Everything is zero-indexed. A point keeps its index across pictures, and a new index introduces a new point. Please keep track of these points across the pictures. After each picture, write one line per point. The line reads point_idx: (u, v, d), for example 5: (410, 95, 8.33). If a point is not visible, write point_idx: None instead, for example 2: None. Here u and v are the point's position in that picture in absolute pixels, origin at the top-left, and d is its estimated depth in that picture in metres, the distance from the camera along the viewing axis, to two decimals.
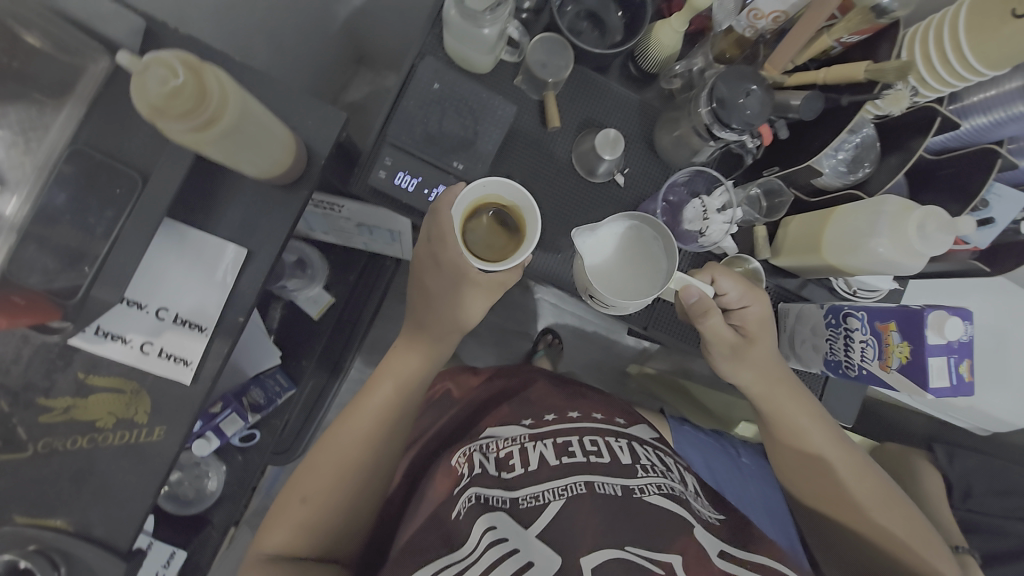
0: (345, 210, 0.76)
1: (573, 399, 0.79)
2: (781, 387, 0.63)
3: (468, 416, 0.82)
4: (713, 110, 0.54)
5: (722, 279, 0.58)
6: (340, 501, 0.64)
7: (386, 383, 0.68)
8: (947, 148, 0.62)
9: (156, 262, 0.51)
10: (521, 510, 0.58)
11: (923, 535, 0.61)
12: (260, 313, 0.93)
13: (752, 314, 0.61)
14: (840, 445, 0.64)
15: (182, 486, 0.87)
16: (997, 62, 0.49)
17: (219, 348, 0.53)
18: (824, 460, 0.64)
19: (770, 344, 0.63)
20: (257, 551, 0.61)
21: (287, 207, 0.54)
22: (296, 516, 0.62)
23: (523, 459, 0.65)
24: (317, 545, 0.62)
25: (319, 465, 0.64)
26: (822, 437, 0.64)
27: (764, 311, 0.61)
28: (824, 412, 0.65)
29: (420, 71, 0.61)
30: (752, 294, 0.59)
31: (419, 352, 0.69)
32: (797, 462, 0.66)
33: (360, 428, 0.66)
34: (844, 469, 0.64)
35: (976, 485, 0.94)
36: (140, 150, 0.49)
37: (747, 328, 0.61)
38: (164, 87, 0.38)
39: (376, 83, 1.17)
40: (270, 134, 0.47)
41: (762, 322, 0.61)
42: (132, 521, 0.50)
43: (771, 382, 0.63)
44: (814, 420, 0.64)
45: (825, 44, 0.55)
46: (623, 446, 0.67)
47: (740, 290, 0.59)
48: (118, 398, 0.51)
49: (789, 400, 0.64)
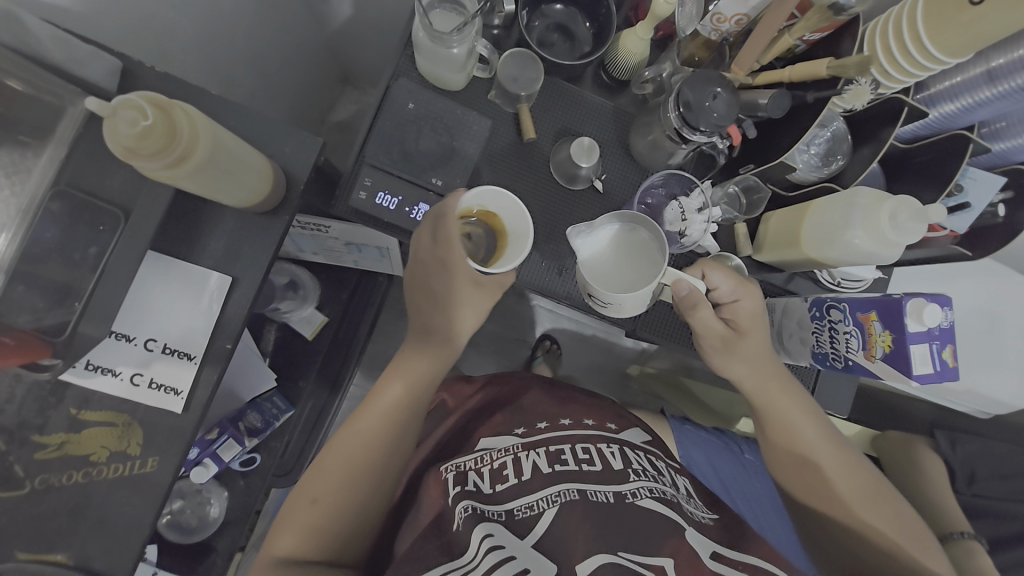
0: (332, 230, 0.77)
1: (564, 404, 0.79)
2: (772, 381, 0.63)
3: (462, 425, 0.82)
4: (681, 114, 0.55)
5: (711, 274, 0.59)
6: (349, 504, 0.64)
7: (395, 385, 0.68)
8: (918, 136, 0.63)
9: (142, 295, 0.52)
10: (516, 521, 0.59)
11: (912, 535, 0.61)
12: (254, 336, 0.94)
13: (743, 308, 0.60)
14: (831, 441, 0.64)
15: (184, 514, 0.88)
16: (956, 52, 0.50)
17: (209, 375, 0.54)
18: (815, 457, 0.63)
19: (762, 338, 0.62)
20: (268, 555, 0.61)
21: (269, 234, 0.55)
22: (305, 516, 0.62)
23: (516, 469, 0.65)
24: (325, 547, 0.62)
25: (328, 466, 0.64)
26: (813, 434, 0.63)
27: (756, 304, 0.60)
28: (813, 406, 0.65)
29: (395, 92, 0.62)
30: (742, 289, 0.60)
31: (427, 356, 0.68)
32: (789, 459, 0.65)
33: (370, 428, 0.66)
34: (834, 466, 0.63)
35: (980, 469, 0.93)
36: (121, 186, 0.50)
37: (739, 322, 0.61)
38: (135, 127, 0.39)
39: (361, 102, 1.19)
40: (245, 164, 0.48)
41: (754, 317, 0.61)
42: (130, 552, 0.51)
43: (760, 374, 0.62)
44: (802, 413, 0.63)
45: (787, 43, 0.56)
46: (614, 452, 0.67)
47: (729, 285, 0.60)
48: (111, 431, 0.51)
49: (780, 393, 0.63)
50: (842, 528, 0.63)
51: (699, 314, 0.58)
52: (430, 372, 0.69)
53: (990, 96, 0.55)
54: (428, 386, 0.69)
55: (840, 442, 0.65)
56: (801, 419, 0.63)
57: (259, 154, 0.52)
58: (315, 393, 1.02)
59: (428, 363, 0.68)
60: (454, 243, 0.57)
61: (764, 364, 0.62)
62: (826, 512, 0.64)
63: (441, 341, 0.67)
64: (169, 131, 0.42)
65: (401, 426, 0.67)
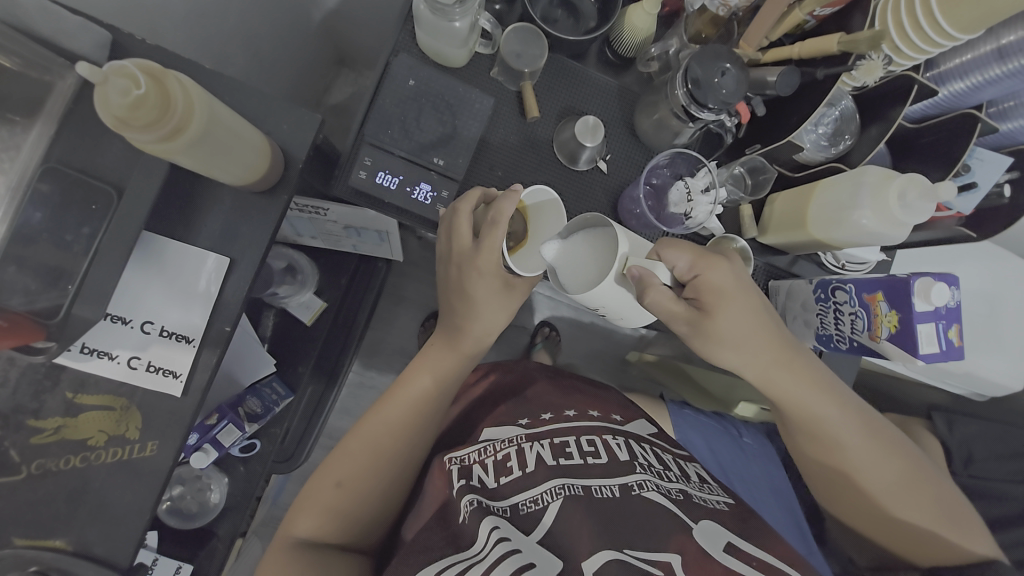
0: (331, 213, 0.75)
1: (571, 395, 0.80)
2: (786, 368, 0.56)
3: (467, 413, 0.82)
4: (689, 91, 0.54)
5: (666, 253, 0.53)
6: (370, 490, 0.67)
7: (423, 378, 0.71)
8: (926, 116, 0.62)
9: (139, 276, 0.50)
10: (520, 516, 0.58)
11: (948, 516, 0.58)
12: (252, 322, 0.93)
13: (708, 282, 0.52)
14: (865, 429, 0.58)
15: (184, 500, 0.87)
16: (969, 27, 0.49)
17: (208, 358, 0.53)
18: (838, 442, 0.58)
19: (735, 317, 0.52)
20: (288, 536, 0.64)
21: (267, 214, 0.54)
22: (328, 499, 0.65)
23: (520, 461, 0.65)
24: (345, 530, 0.65)
25: (353, 451, 0.68)
26: (842, 422, 0.57)
27: (721, 277, 0.52)
28: (834, 385, 0.59)
29: (395, 68, 0.60)
30: (701, 262, 0.52)
31: (454, 352, 0.72)
32: (817, 449, 0.60)
33: (395, 417, 0.69)
34: (861, 449, 0.58)
35: (978, 450, 0.94)
36: (113, 164, 0.48)
37: (704, 300, 0.52)
38: (128, 97, 0.38)
39: (358, 84, 1.16)
40: (242, 140, 0.47)
41: (721, 292, 0.52)
42: (132, 537, 0.50)
43: (769, 363, 0.55)
44: (822, 399, 0.57)
45: (798, 18, 0.55)
46: (620, 444, 0.67)
47: (688, 260, 0.53)
48: (108, 415, 0.50)
49: (795, 381, 0.56)
50: (866, 510, 0.60)
51: (651, 295, 0.50)
52: (455, 368, 0.73)
53: (1001, 73, 0.54)
54: (453, 378, 0.73)
55: (869, 417, 0.59)
56: (820, 405, 0.57)
57: (255, 129, 0.50)
58: (314, 380, 1.01)
59: (453, 360, 0.72)
60: (496, 250, 0.59)
61: (775, 350, 0.55)
62: (850, 495, 0.60)
63: (463, 337, 0.71)
64: (162, 101, 0.41)
65: (424, 416, 0.71)
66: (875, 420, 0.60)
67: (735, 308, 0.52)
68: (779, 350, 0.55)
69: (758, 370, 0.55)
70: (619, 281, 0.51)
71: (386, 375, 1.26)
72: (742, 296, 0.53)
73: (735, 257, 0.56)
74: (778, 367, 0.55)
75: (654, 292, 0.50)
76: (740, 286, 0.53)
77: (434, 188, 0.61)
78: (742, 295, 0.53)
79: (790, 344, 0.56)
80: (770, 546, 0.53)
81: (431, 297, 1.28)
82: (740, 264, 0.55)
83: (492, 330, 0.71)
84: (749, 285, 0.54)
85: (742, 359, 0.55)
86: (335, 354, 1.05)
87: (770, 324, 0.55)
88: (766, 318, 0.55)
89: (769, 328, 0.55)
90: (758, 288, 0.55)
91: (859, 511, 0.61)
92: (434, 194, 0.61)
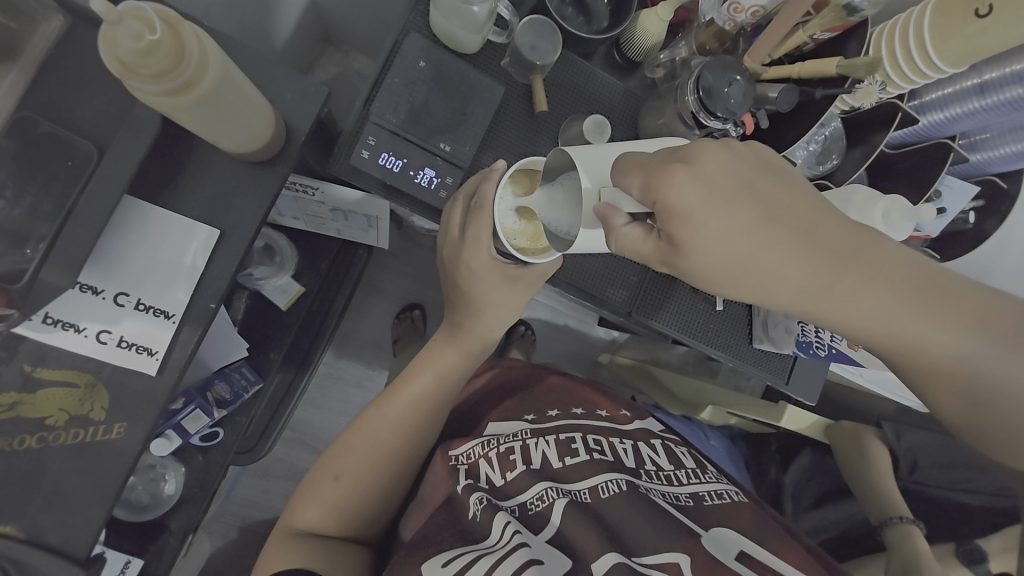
0: (319, 193, 0.72)
1: (580, 391, 0.79)
2: (838, 287, 0.43)
3: (471, 407, 0.80)
4: (700, 99, 0.55)
5: (619, 181, 0.44)
6: (370, 487, 0.66)
7: (425, 374, 0.70)
8: (905, 143, 0.67)
9: (115, 244, 0.46)
10: (529, 516, 0.59)
11: None
12: (224, 303, 0.88)
13: (674, 195, 0.41)
14: (963, 328, 0.45)
15: (133, 491, 0.80)
16: (957, 61, 0.53)
17: (188, 336, 0.49)
18: (931, 356, 0.46)
19: (724, 235, 0.42)
20: (289, 526, 0.64)
21: (262, 186, 0.51)
22: (329, 494, 0.65)
23: (524, 456, 0.64)
24: (345, 523, 0.65)
25: (353, 446, 0.67)
26: (928, 334, 0.45)
27: (682, 186, 0.41)
28: (920, 295, 0.44)
29: (406, 48, 0.59)
30: (654, 180, 0.41)
31: (459, 348, 0.71)
32: (907, 369, 0.48)
33: (396, 416, 0.68)
34: (973, 354, 0.45)
35: (922, 457, 0.96)
36: (96, 120, 0.44)
37: (667, 227, 0.43)
38: (140, 42, 0.35)
39: (344, 64, 1.12)
40: (249, 104, 0.44)
41: (688, 203, 0.41)
42: (92, 526, 0.46)
43: (805, 286, 0.43)
44: (895, 314, 0.44)
45: (800, 39, 0.57)
46: (626, 448, 0.68)
47: (638, 182, 0.42)
48: (71, 393, 0.46)
49: (852, 302, 0.43)
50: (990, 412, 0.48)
51: (615, 238, 0.46)
52: (459, 365, 0.71)
53: (977, 107, 0.60)
54: (456, 376, 0.71)
55: (969, 305, 0.45)
56: (889, 325, 0.44)
57: (260, 95, 0.47)
58: (284, 367, 0.96)
59: (458, 358, 0.71)
60: (481, 243, 0.60)
61: (819, 267, 0.42)
62: (964, 406, 0.48)
63: (466, 334, 0.70)
64: (176, 51, 0.38)
65: (426, 413, 0.69)
66: (977, 303, 0.45)
67: (716, 227, 0.41)
68: (823, 262, 0.42)
69: (796, 298, 0.44)
70: (589, 225, 0.47)
71: (355, 365, 1.23)
72: (723, 205, 0.41)
73: (704, 153, 0.42)
74: (826, 289, 0.43)
75: (617, 233, 0.45)
76: (712, 196, 0.41)
77: (439, 174, 0.61)
78: (725, 201, 0.41)
79: (831, 253, 0.42)
80: (780, 552, 0.55)
81: (407, 289, 1.25)
82: (716, 165, 0.42)
83: (502, 323, 0.70)
84: (732, 188, 0.42)
85: (777, 290, 0.44)
86: (308, 343, 1.01)
87: (787, 233, 0.42)
88: (775, 226, 0.42)
89: (792, 235, 0.42)
90: (748, 189, 0.42)
91: (987, 427, 0.49)
92: (438, 179, 0.61)
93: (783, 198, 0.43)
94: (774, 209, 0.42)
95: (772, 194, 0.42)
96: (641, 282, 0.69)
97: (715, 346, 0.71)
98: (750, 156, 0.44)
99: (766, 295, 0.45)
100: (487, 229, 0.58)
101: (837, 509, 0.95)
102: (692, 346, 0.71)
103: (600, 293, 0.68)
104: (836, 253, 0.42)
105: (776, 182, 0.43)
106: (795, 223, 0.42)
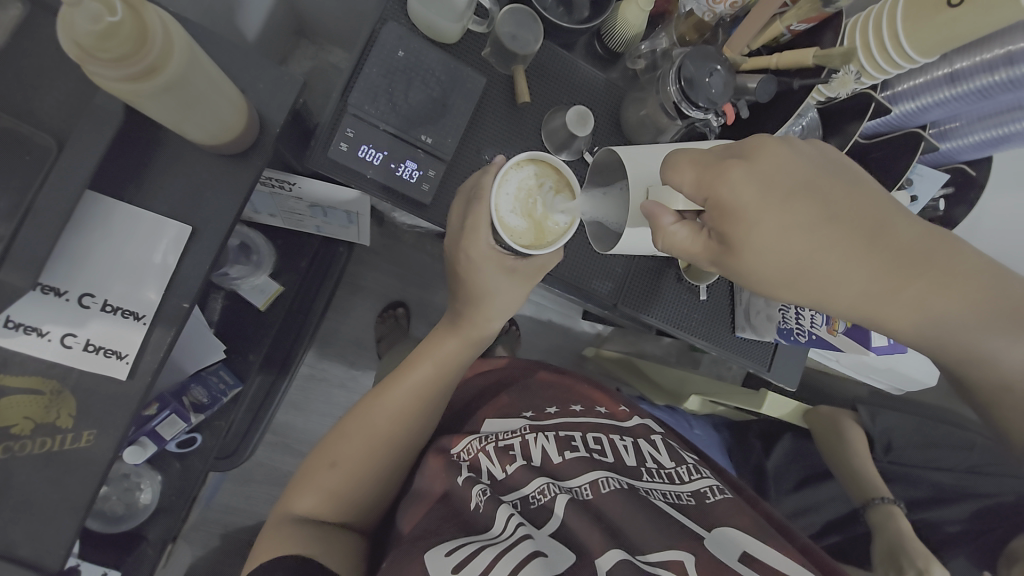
0: (296, 189, 0.70)
1: (577, 388, 0.79)
2: (892, 291, 0.44)
3: (466, 403, 0.79)
4: (681, 88, 0.55)
5: (669, 178, 0.46)
6: (368, 475, 0.65)
7: (423, 364, 0.69)
8: (879, 133, 0.68)
9: (78, 240, 0.44)
10: (532, 509, 0.59)
11: None
12: (198, 305, 0.85)
13: (728, 194, 0.43)
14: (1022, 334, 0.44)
15: (109, 501, 0.78)
16: (930, 51, 0.54)
17: (160, 338, 0.47)
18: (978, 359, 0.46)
19: (777, 236, 0.43)
20: (285, 513, 0.63)
21: (236, 180, 0.49)
22: (326, 481, 0.64)
23: (524, 451, 0.64)
24: (342, 511, 0.64)
25: (350, 433, 0.66)
26: (978, 339, 0.45)
27: (736, 186, 0.43)
28: (976, 299, 0.44)
29: (384, 37, 0.58)
30: (707, 176, 0.44)
31: (457, 338, 0.70)
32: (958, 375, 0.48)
33: (394, 403, 0.66)
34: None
35: (897, 438, 0.98)
36: (55, 112, 0.42)
37: (719, 226, 0.45)
38: (99, 24, 0.33)
39: (319, 57, 1.09)
40: (218, 91, 0.43)
41: (741, 203, 0.43)
42: (62, 540, 0.44)
43: (858, 288, 0.44)
44: (945, 317, 0.44)
45: (777, 31, 0.58)
46: (627, 446, 0.68)
47: (691, 178, 0.45)
48: (35, 401, 0.44)
49: (904, 306, 0.44)
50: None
51: (661, 237, 0.48)
52: (458, 354, 0.71)
53: (947, 96, 0.62)
54: (454, 368, 0.70)
55: None
56: (938, 327, 0.45)
57: (232, 84, 0.46)
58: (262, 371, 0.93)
59: (457, 349, 0.70)
60: (480, 233, 0.58)
61: (877, 270, 0.43)
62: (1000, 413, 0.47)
63: (462, 325, 0.70)
64: (139, 33, 0.36)
65: (426, 401, 0.68)
66: None
67: (769, 228, 0.43)
68: (879, 266, 0.43)
69: (849, 300, 0.45)
70: (635, 224, 0.50)
71: (338, 366, 1.20)
72: (778, 206, 0.43)
73: (759, 152, 0.44)
74: (882, 291, 0.44)
75: (664, 231, 0.47)
76: (765, 196, 0.43)
77: (421, 167, 0.59)
78: (780, 202, 0.43)
79: (888, 257, 0.43)
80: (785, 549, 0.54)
81: (390, 287, 1.23)
82: (771, 164, 0.43)
83: (499, 314, 0.69)
84: (787, 187, 0.43)
85: (829, 290, 0.45)
86: (288, 344, 0.98)
87: (843, 234, 0.43)
88: (832, 227, 0.43)
89: (850, 237, 0.43)
90: (805, 188, 0.43)
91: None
92: (420, 172, 0.59)
93: (841, 198, 0.44)
94: (833, 208, 0.43)
95: (829, 195, 0.43)
96: (625, 274, 0.69)
97: (700, 336, 0.72)
98: (808, 154, 0.45)
99: (818, 297, 0.46)
100: (477, 219, 0.57)
101: (819, 491, 0.98)
102: (678, 335, 0.72)
103: (586, 285, 0.68)
104: (891, 255, 0.43)
105: (835, 181, 0.44)
106: (852, 223, 0.43)
